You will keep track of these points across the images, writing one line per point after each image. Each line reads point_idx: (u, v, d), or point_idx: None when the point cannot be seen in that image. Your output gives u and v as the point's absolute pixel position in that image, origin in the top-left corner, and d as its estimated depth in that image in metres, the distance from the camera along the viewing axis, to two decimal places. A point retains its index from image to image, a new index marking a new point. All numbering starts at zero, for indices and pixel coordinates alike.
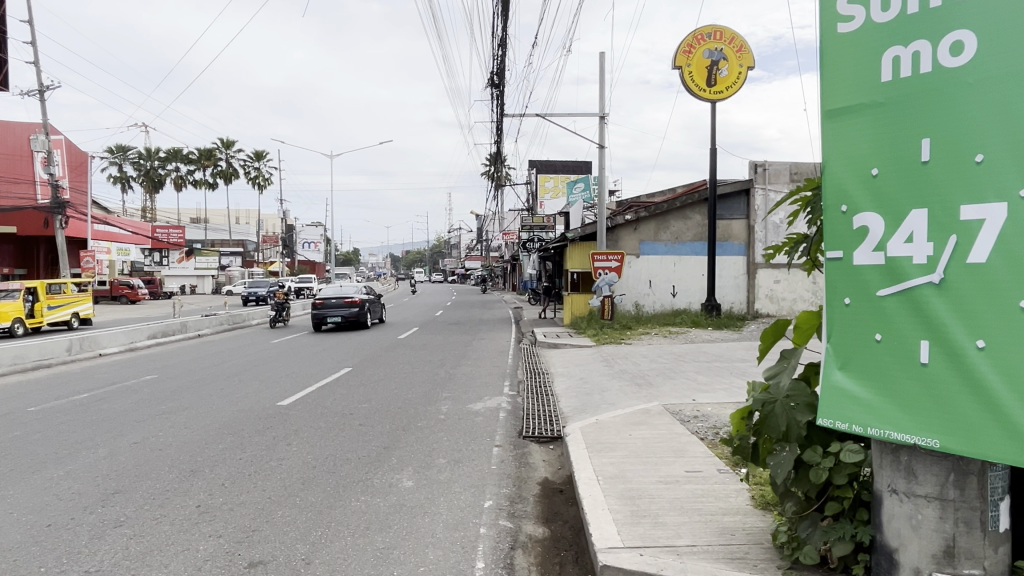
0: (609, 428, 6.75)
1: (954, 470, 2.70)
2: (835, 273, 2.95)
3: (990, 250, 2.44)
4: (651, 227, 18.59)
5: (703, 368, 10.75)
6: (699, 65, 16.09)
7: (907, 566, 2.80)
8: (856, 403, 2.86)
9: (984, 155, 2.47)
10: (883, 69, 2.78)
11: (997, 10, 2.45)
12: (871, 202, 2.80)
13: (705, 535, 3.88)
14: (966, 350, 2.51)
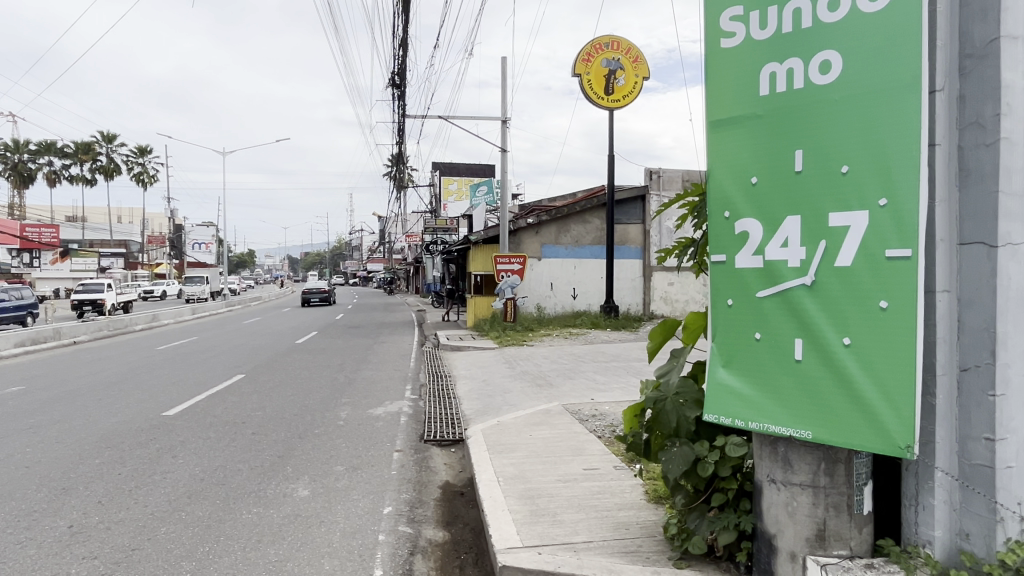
0: (509, 428, 6.81)
1: (825, 459, 2.90)
2: (719, 275, 3.10)
3: (855, 253, 2.65)
4: (552, 231, 18.92)
5: (601, 368, 11.06)
6: (598, 73, 16.52)
7: (784, 550, 2.98)
8: (738, 399, 3.02)
9: (849, 167, 2.67)
10: (760, 84, 2.95)
11: (860, 34, 2.65)
12: (751, 209, 2.97)
13: (600, 531, 3.98)
14: (834, 347, 2.71)
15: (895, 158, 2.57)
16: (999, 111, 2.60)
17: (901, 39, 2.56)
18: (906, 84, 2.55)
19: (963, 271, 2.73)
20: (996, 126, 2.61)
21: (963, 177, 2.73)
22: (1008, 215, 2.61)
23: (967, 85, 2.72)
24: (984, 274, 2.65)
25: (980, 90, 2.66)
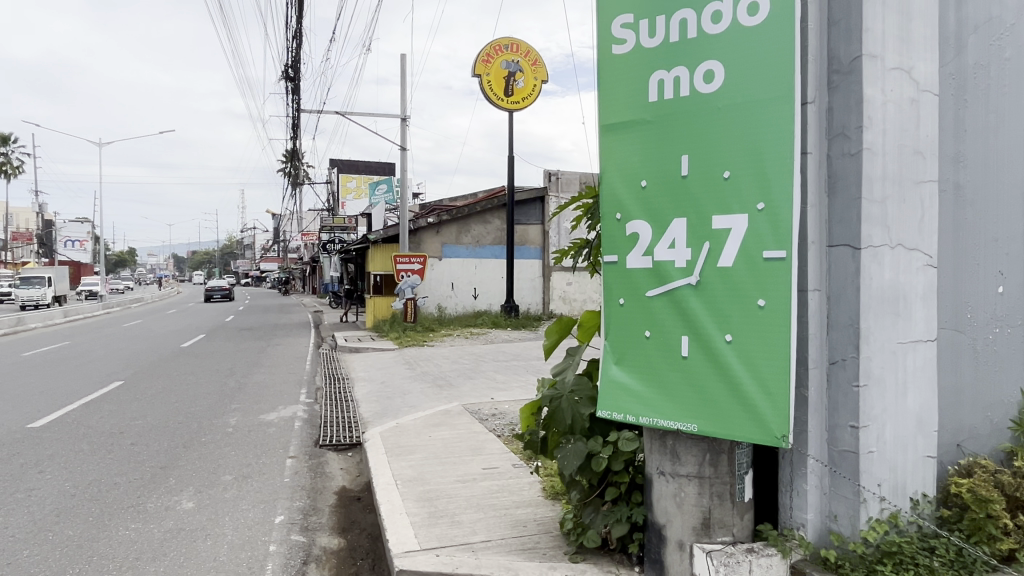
0: (408, 431, 6.72)
1: (709, 451, 3.04)
2: (611, 275, 3.19)
3: (736, 255, 2.79)
4: (453, 230, 18.87)
5: (501, 368, 11.15)
6: (498, 76, 16.61)
7: (672, 540, 3.10)
8: (630, 395, 3.11)
9: (731, 172, 2.81)
10: (649, 90, 3.05)
11: (740, 47, 2.80)
12: (641, 211, 3.07)
13: (498, 530, 4.00)
14: (717, 344, 2.84)
15: (771, 165, 2.73)
16: (862, 123, 2.82)
17: (777, 53, 2.72)
18: (780, 95, 2.71)
19: (831, 271, 2.94)
20: (859, 137, 2.82)
21: (831, 184, 2.93)
22: (869, 219, 2.84)
23: (834, 98, 2.92)
24: (849, 274, 2.87)
25: (845, 103, 2.87)
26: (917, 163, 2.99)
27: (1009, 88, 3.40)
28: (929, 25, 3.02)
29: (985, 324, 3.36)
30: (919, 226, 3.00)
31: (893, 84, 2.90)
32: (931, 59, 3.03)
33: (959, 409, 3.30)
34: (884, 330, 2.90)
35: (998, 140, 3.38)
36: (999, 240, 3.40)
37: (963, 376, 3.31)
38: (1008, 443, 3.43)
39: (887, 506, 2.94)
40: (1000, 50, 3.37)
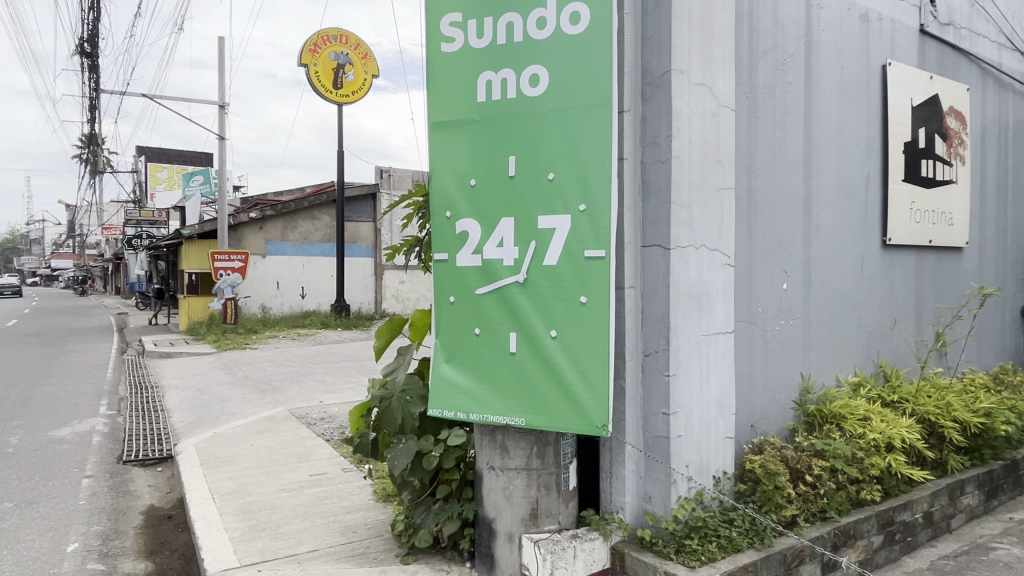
0: (227, 440, 6.27)
1: (537, 443, 3.14)
2: (441, 273, 3.19)
3: (560, 254, 2.91)
4: (278, 227, 17.93)
5: (331, 369, 10.78)
6: (326, 66, 15.99)
7: (502, 532, 3.16)
8: (460, 392, 3.13)
9: (555, 173, 2.92)
10: (478, 90, 3.07)
11: (563, 53, 2.91)
12: (470, 209, 3.09)
13: (327, 538, 3.86)
14: (543, 340, 2.94)
15: (590, 168, 2.87)
16: (671, 133, 3.05)
17: (596, 63, 2.86)
18: (600, 101, 2.85)
19: (645, 270, 3.14)
20: (668, 146, 3.05)
21: (645, 189, 3.13)
22: (677, 222, 3.08)
23: (647, 108, 3.13)
24: (660, 272, 3.09)
25: (657, 113, 3.09)
26: (718, 172, 3.28)
27: (791, 108, 3.86)
28: (727, 47, 3.33)
29: (773, 317, 3.78)
30: (719, 229, 3.31)
31: (697, 98, 3.17)
32: (729, 77, 3.34)
33: (752, 394, 3.69)
34: (690, 324, 3.17)
35: (782, 153, 3.81)
36: (783, 242, 3.83)
37: (755, 364, 3.70)
38: (791, 421, 3.89)
39: (694, 485, 3.21)
40: (783, 74, 3.81)
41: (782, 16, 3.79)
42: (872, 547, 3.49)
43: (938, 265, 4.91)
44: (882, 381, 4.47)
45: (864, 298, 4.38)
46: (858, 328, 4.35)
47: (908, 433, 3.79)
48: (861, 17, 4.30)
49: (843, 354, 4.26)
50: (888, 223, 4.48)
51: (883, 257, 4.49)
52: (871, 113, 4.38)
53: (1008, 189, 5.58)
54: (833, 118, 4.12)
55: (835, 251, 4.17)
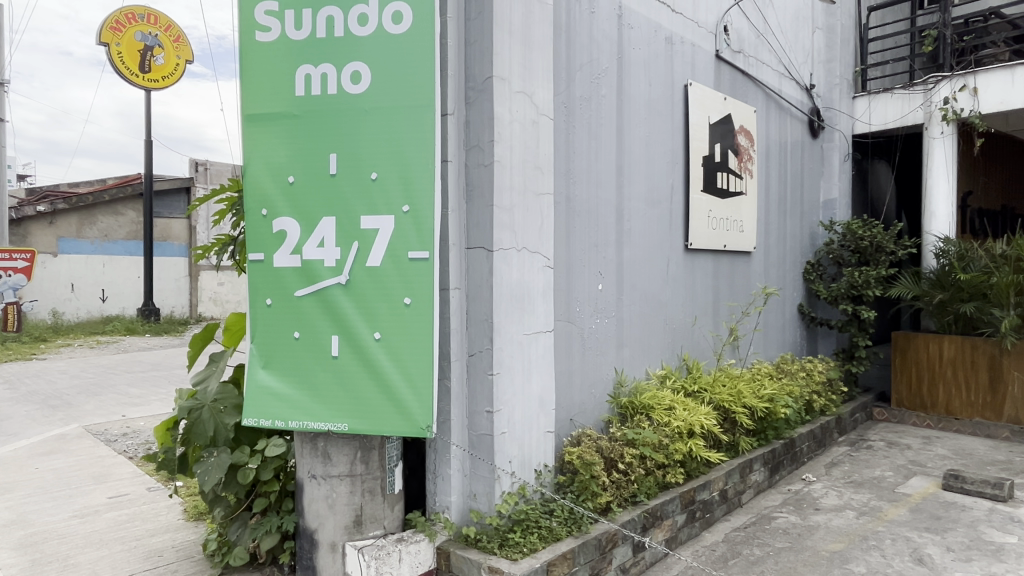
0: (4, 465, 5.48)
1: (360, 448, 3.08)
2: (256, 274, 3.01)
3: (383, 254, 2.88)
4: (72, 222, 16.01)
5: (137, 380, 9.81)
6: (131, 47, 14.53)
7: (324, 542, 3.06)
8: (279, 399, 2.98)
9: (378, 173, 2.88)
10: (296, 84, 2.94)
11: (385, 52, 2.88)
12: (288, 207, 2.96)
13: (127, 565, 3.50)
14: (366, 342, 2.89)
15: (414, 170, 2.87)
16: (493, 138, 3.12)
17: (419, 65, 2.86)
18: (423, 103, 2.86)
19: (469, 271, 3.19)
20: (491, 150, 3.12)
21: (469, 192, 3.18)
22: (500, 225, 3.16)
23: (470, 112, 3.18)
24: (484, 273, 3.16)
25: (479, 118, 3.15)
26: (537, 177, 3.42)
27: (605, 120, 4.12)
28: (546, 58, 3.48)
29: (589, 316, 4.02)
30: (540, 232, 3.45)
31: (518, 105, 3.28)
32: (548, 87, 3.49)
33: (571, 389, 3.90)
34: (513, 323, 3.27)
35: (597, 161, 4.05)
36: (598, 245, 4.08)
37: (574, 360, 3.93)
38: (606, 413, 4.15)
39: (517, 479, 3.31)
40: (598, 87, 4.06)
41: (596, 33, 4.03)
42: (676, 525, 3.80)
43: (731, 267, 5.47)
44: (685, 373, 4.91)
45: (670, 297, 4.78)
46: (664, 325, 4.73)
47: (706, 420, 4.18)
48: (666, 39, 4.69)
49: (651, 349, 4.62)
50: (689, 229, 4.91)
51: (685, 260, 4.92)
52: (675, 129, 4.78)
53: (787, 201, 6.34)
54: (642, 131, 4.45)
55: (644, 255, 4.50)
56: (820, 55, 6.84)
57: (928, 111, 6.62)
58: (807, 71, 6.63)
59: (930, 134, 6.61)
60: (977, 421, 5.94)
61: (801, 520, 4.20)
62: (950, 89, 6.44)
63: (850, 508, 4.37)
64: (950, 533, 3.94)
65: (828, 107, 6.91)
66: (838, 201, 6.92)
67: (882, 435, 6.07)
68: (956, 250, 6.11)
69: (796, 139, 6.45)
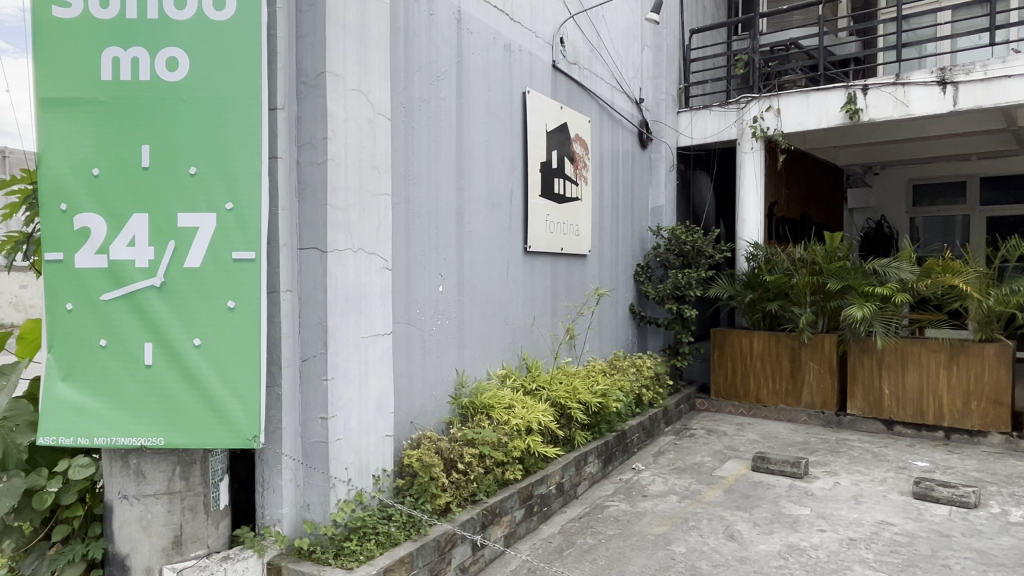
0: None
1: (180, 463, 2.86)
2: (52, 275, 2.67)
3: (204, 255, 2.71)
4: None
5: None
6: None
7: (138, 568, 2.82)
8: (81, 415, 2.69)
9: (197, 168, 2.70)
10: (101, 67, 2.66)
11: (207, 40, 2.70)
12: (92, 202, 2.67)
13: None
14: (184, 349, 2.71)
15: (237, 166, 2.73)
16: (326, 136, 3.03)
17: (244, 55, 2.72)
18: (248, 96, 2.73)
19: (301, 272, 3.07)
20: (324, 148, 3.03)
21: (300, 191, 3.07)
22: (333, 225, 3.08)
23: (301, 108, 3.07)
24: (316, 275, 3.05)
25: (311, 114, 3.04)
26: (374, 178, 3.36)
27: (445, 123, 4.14)
28: (382, 57, 3.43)
29: (429, 318, 4.02)
30: (377, 234, 3.39)
31: (352, 103, 3.20)
32: (385, 87, 3.44)
33: (411, 392, 3.88)
34: (348, 327, 3.19)
35: (437, 163, 4.07)
36: (439, 247, 4.09)
37: (414, 363, 3.91)
38: (447, 415, 4.18)
39: (353, 487, 3.23)
40: (437, 89, 4.07)
41: (435, 36, 4.05)
42: (515, 520, 3.89)
43: (568, 269, 5.70)
44: (525, 372, 5.05)
45: (509, 298, 4.89)
46: (504, 326, 4.84)
47: (543, 417, 4.32)
48: (504, 47, 4.80)
49: (491, 350, 4.70)
50: (528, 232, 5.05)
51: (524, 262, 5.07)
52: (513, 134, 4.90)
53: (619, 207, 6.72)
54: (481, 135, 4.51)
55: (484, 257, 4.57)
56: (648, 71, 7.33)
57: (741, 127, 7.29)
58: (637, 85, 7.07)
59: (743, 149, 7.28)
60: (781, 407, 6.63)
61: (630, 507, 4.46)
62: (758, 109, 7.14)
63: (673, 493, 4.71)
64: (757, 509, 4.36)
65: (656, 120, 7.41)
66: (664, 208, 7.44)
67: (703, 423, 6.61)
68: (763, 254, 6.75)
69: (627, 149, 6.85)
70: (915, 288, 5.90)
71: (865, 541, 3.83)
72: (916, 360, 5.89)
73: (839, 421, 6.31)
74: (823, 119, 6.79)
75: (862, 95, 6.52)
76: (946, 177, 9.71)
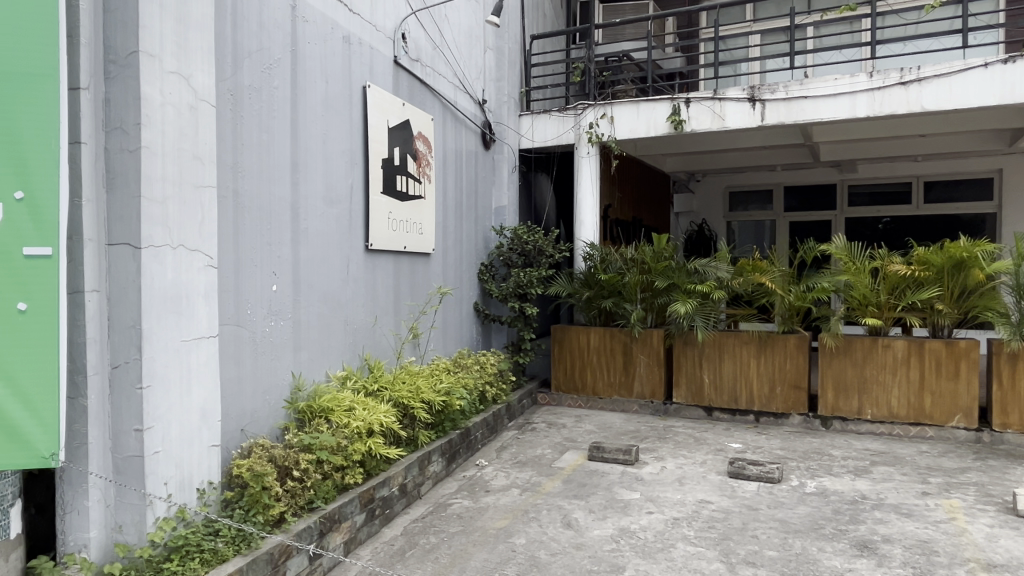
0: None
1: None
2: None
3: None
4: None
5: None
6: None
7: None
8: None
9: None
10: None
11: None
12: None
13: None
14: None
15: (30, 151, 2.41)
16: (140, 121, 2.77)
17: (39, 25, 2.41)
18: (43, 73, 2.42)
19: (110, 271, 2.79)
20: (137, 134, 2.77)
21: (109, 181, 2.78)
22: (150, 219, 2.82)
23: (110, 89, 2.78)
24: (129, 273, 2.78)
25: (122, 96, 2.77)
26: (196, 169, 3.12)
27: (278, 114, 3.95)
28: (206, 39, 3.19)
29: (261, 319, 3.83)
30: (200, 228, 3.15)
31: (171, 88, 2.96)
32: (209, 72, 3.21)
33: (241, 397, 3.67)
34: (167, 330, 2.94)
35: (270, 156, 3.87)
36: (272, 244, 3.90)
37: (244, 367, 3.70)
38: (282, 420, 4.00)
39: (174, 503, 2.99)
40: (269, 78, 3.87)
41: (267, 21, 3.85)
42: (355, 525, 3.79)
43: (411, 267, 5.64)
44: (367, 372, 4.94)
45: (349, 298, 4.75)
46: (344, 326, 4.70)
47: (385, 418, 4.23)
48: (343, 38, 4.66)
49: (330, 350, 4.55)
50: (369, 229, 4.94)
51: (366, 261, 4.95)
52: (353, 129, 4.76)
53: (463, 206, 6.77)
54: (318, 128, 4.35)
55: (323, 255, 4.41)
56: (490, 73, 7.45)
57: (578, 133, 7.60)
58: (479, 86, 7.16)
59: (580, 154, 7.61)
60: (615, 398, 7.01)
61: (473, 503, 4.50)
62: (593, 115, 7.48)
63: (515, 486, 4.83)
64: (592, 497, 4.58)
65: (498, 121, 7.54)
66: (507, 208, 7.59)
67: (544, 417, 6.83)
68: (599, 254, 7.09)
69: (470, 149, 6.91)
70: (730, 285, 6.48)
71: (686, 519, 4.15)
72: (731, 350, 6.46)
73: (667, 409, 6.78)
74: (652, 128, 7.25)
75: (685, 107, 7.05)
76: (756, 185, 10.75)
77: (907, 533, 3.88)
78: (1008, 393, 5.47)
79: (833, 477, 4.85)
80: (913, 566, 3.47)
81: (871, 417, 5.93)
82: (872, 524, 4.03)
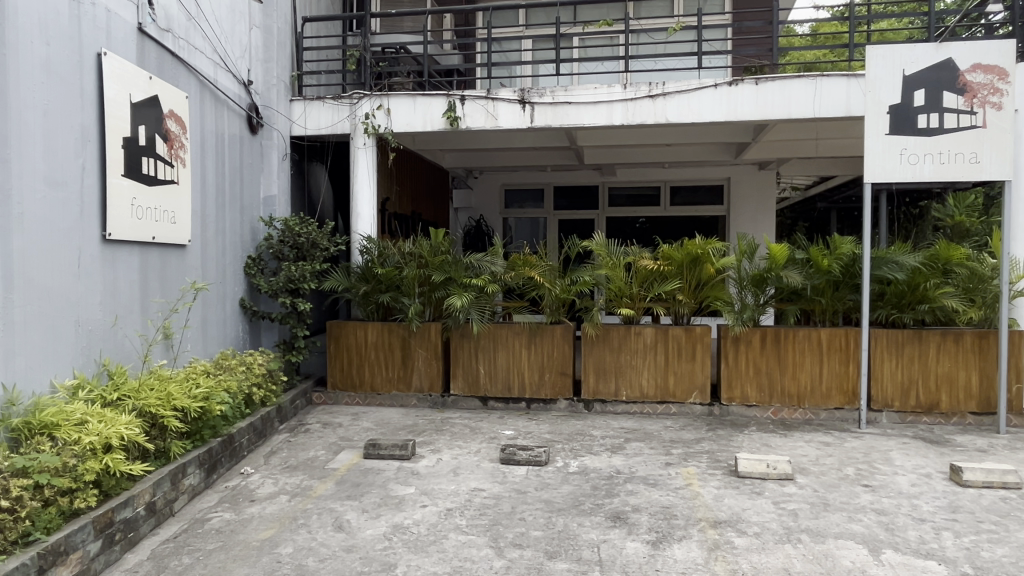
0: None
1: None
2: None
3: None
4: None
5: None
6: None
7: None
8: None
9: None
10: None
11: None
12: None
13: None
14: None
15: None
16: None
17: None
18: None
19: None
20: None
21: None
22: None
23: None
24: None
25: None
26: None
27: None
28: None
29: None
30: None
31: None
32: None
33: None
34: None
35: None
36: None
37: None
38: None
39: None
40: None
41: None
42: (89, 555, 3.31)
43: (160, 260, 5.06)
44: (106, 379, 4.35)
45: (81, 296, 4.13)
46: (74, 328, 4.08)
47: (127, 430, 3.73)
48: None
49: (57, 357, 3.94)
50: (108, 217, 4.33)
51: (102, 253, 4.34)
52: (84, 101, 4.15)
53: (226, 194, 6.23)
54: (37, 97, 3.73)
55: (44, 245, 3.79)
56: (257, 53, 6.94)
57: (353, 122, 7.38)
58: (244, 66, 6.64)
59: (356, 144, 7.40)
60: (394, 394, 6.95)
61: (235, 515, 4.17)
62: (369, 106, 7.31)
63: (283, 493, 4.56)
64: (366, 496, 4.47)
65: (266, 105, 7.06)
66: (277, 198, 7.15)
67: (318, 417, 6.55)
68: (375, 248, 6.95)
69: (234, 133, 6.38)
70: (503, 279, 6.71)
71: (459, 509, 4.22)
72: (504, 341, 6.70)
73: (444, 402, 6.87)
74: (428, 123, 7.28)
75: (460, 105, 7.17)
76: (529, 184, 11.31)
77: (652, 501, 4.31)
78: (732, 371, 6.32)
79: (593, 456, 5.25)
80: (656, 531, 3.86)
81: (626, 399, 6.52)
82: (624, 496, 4.42)
